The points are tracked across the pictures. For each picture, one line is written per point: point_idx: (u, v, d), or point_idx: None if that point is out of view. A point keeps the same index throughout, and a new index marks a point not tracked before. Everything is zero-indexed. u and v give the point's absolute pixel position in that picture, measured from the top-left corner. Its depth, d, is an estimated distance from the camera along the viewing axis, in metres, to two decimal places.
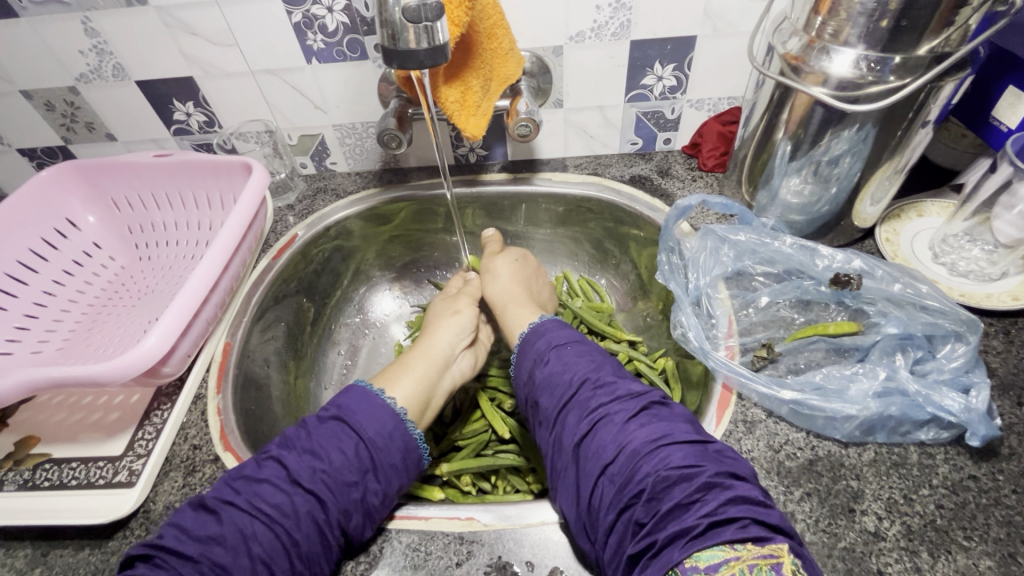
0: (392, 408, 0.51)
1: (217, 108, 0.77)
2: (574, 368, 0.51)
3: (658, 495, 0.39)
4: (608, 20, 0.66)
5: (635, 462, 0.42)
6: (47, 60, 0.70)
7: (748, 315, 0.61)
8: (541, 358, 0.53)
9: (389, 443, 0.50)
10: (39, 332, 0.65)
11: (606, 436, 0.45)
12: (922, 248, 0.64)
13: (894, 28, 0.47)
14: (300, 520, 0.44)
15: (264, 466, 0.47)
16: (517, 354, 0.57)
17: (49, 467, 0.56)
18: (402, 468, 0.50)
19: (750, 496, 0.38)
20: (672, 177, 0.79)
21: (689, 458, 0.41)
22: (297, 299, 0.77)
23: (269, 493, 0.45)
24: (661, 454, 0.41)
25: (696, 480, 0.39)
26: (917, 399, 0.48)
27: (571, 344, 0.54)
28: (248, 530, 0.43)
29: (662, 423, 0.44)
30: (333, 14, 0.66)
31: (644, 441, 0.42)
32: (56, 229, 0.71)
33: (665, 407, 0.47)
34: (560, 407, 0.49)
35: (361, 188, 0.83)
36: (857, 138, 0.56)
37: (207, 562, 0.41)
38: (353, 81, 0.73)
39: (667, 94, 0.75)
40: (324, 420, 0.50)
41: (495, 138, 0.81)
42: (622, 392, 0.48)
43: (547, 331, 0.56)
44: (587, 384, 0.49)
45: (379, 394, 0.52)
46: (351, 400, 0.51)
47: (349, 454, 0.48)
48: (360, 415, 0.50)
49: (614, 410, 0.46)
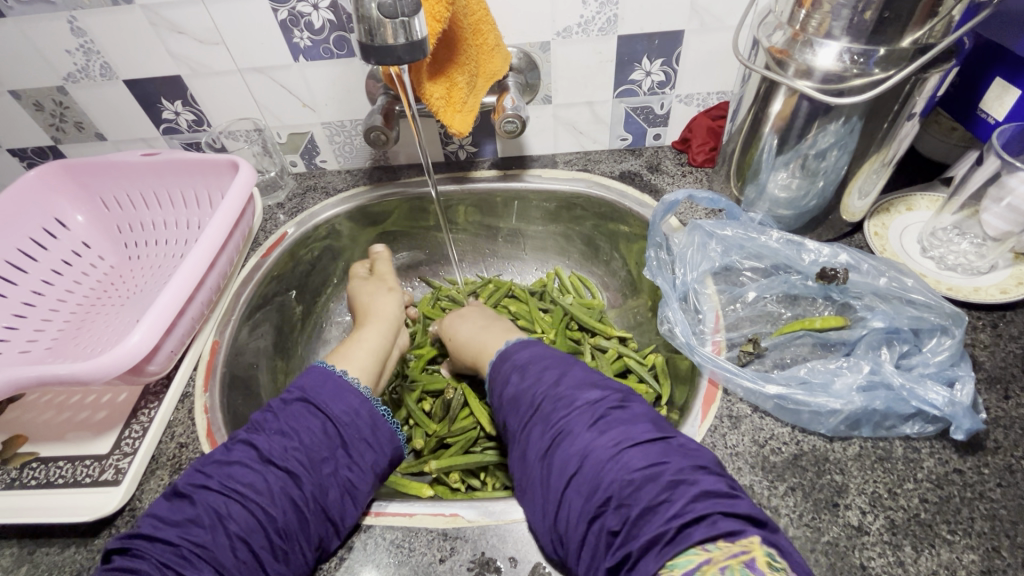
0: (354, 387, 0.54)
1: (205, 106, 0.77)
2: (535, 382, 0.50)
3: (627, 500, 0.39)
4: (595, 15, 0.66)
5: (597, 470, 0.41)
6: (34, 59, 0.70)
7: (735, 309, 0.61)
8: (506, 374, 0.53)
9: (355, 419, 0.52)
10: (28, 331, 0.65)
11: (565, 444, 0.44)
12: (911, 241, 0.64)
13: (877, 20, 0.47)
14: (275, 496, 0.45)
15: (235, 449, 0.48)
16: (491, 373, 0.57)
17: (36, 466, 0.56)
18: (373, 443, 0.52)
19: (713, 489, 0.38)
20: (661, 173, 0.79)
21: (650, 457, 0.41)
22: (286, 297, 0.77)
23: (242, 473, 0.46)
24: (623, 457, 0.41)
25: (660, 479, 0.39)
26: (902, 393, 0.48)
27: (538, 359, 0.53)
28: (223, 509, 0.44)
29: (621, 426, 0.44)
30: (319, 12, 0.66)
31: (605, 446, 0.42)
32: (45, 229, 0.72)
33: (623, 410, 0.46)
34: (523, 423, 0.49)
35: (351, 186, 0.83)
36: (843, 132, 0.56)
37: (185, 545, 0.41)
38: (341, 79, 0.73)
39: (656, 89, 0.75)
40: (288, 401, 0.52)
41: (485, 135, 0.81)
42: (580, 401, 0.46)
43: (520, 349, 0.55)
44: (545, 399, 0.48)
45: (341, 375, 0.55)
46: (313, 381, 0.53)
47: (317, 431, 0.49)
48: (322, 393, 0.52)
49: (570, 421, 0.45)
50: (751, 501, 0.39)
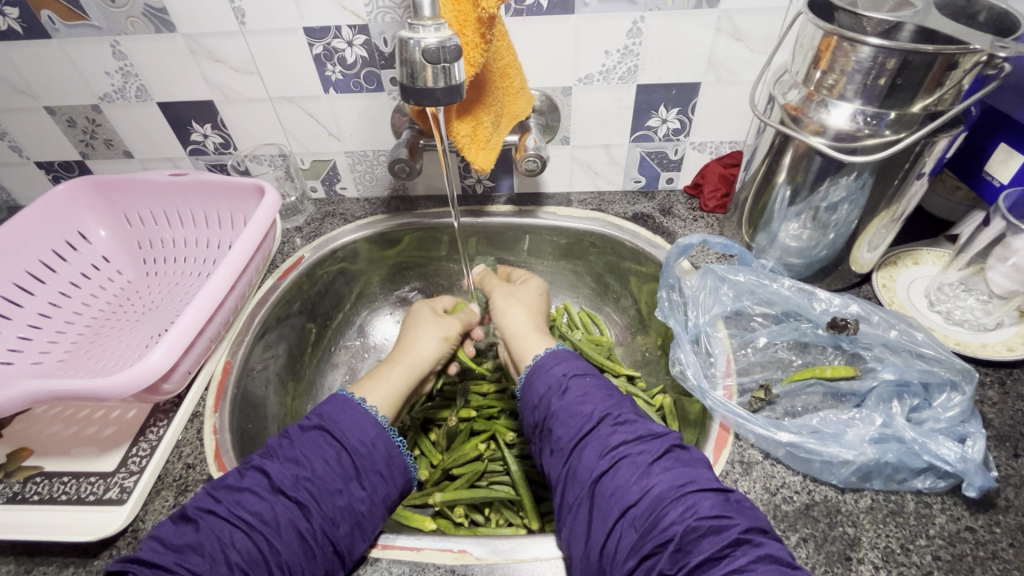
0: (369, 415, 0.54)
1: (234, 130, 0.79)
2: (594, 402, 0.50)
3: (686, 547, 0.39)
4: (616, 65, 0.69)
5: (660, 508, 0.42)
6: (74, 79, 0.73)
7: (745, 354, 0.62)
8: (557, 387, 0.53)
9: (370, 450, 0.51)
10: (42, 342, 0.66)
11: (629, 476, 0.44)
12: (919, 294, 0.66)
13: (889, 86, 0.49)
14: (282, 527, 0.45)
15: (246, 475, 0.48)
16: (526, 376, 0.56)
17: (39, 481, 0.55)
18: (386, 476, 0.51)
19: (778, 555, 0.38)
20: (673, 216, 0.81)
21: (717, 508, 0.41)
22: (300, 320, 0.77)
23: (251, 501, 0.46)
24: (687, 500, 0.41)
25: (726, 534, 0.39)
26: (913, 447, 0.48)
27: (589, 377, 0.54)
28: (227, 538, 0.43)
29: (685, 469, 0.44)
30: (353, 48, 0.69)
31: (670, 486, 0.43)
32: (67, 242, 0.73)
33: (684, 450, 0.47)
34: (575, 442, 0.48)
35: (369, 214, 0.85)
36: (854, 186, 0.58)
37: (183, 573, 0.40)
38: (367, 112, 0.75)
39: (670, 136, 0.77)
40: (305, 429, 0.52)
41: (502, 171, 0.83)
42: (644, 431, 0.48)
43: (565, 359, 0.56)
44: (608, 420, 0.49)
45: (359, 403, 0.54)
46: (332, 409, 0.53)
47: (331, 461, 0.49)
48: (339, 422, 0.52)
49: (635, 451, 0.46)
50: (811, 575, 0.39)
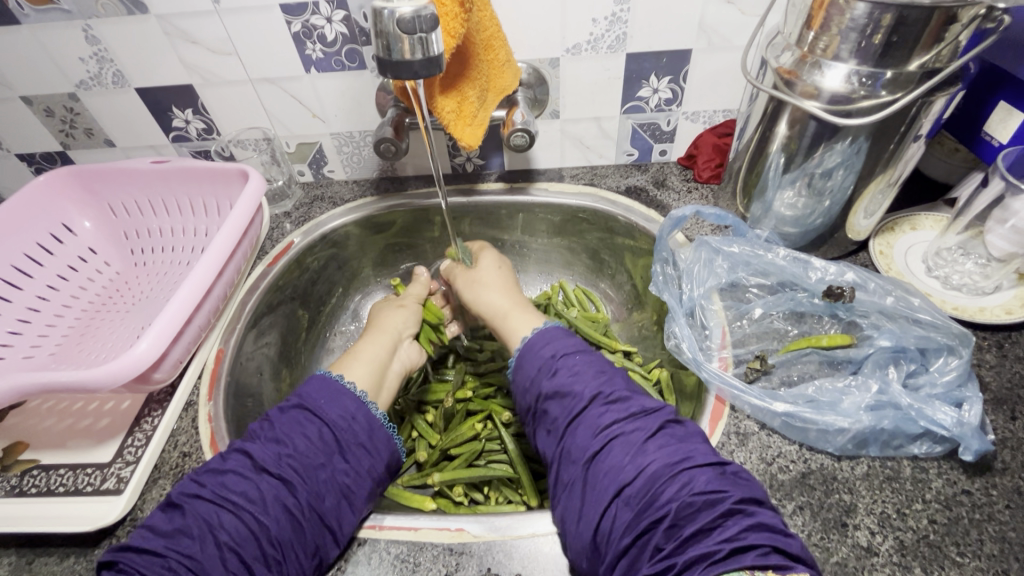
0: (350, 391, 0.53)
1: (216, 115, 0.78)
2: (585, 380, 0.50)
3: (681, 521, 0.39)
4: (604, 33, 0.67)
5: (656, 487, 0.41)
6: (48, 67, 0.71)
7: (741, 326, 0.61)
8: (547, 368, 0.52)
9: (351, 424, 0.51)
10: (33, 336, 0.65)
11: (623, 455, 0.44)
12: (916, 261, 0.65)
13: (885, 43, 0.48)
14: (268, 504, 0.45)
15: (230, 458, 0.48)
16: (516, 359, 0.56)
17: (37, 474, 0.55)
18: (370, 448, 0.52)
19: (770, 523, 0.38)
20: (667, 189, 0.79)
21: (713, 483, 0.41)
22: (292, 306, 0.76)
23: (235, 481, 0.46)
24: (682, 478, 0.41)
25: (719, 506, 0.39)
26: (909, 413, 0.48)
27: (575, 354, 0.53)
28: (214, 519, 0.43)
29: (680, 445, 0.44)
30: (332, 25, 0.66)
31: (664, 465, 0.42)
32: (52, 234, 0.72)
33: (679, 426, 0.47)
34: (568, 422, 0.49)
35: (358, 196, 0.83)
36: (849, 152, 0.57)
37: (172, 556, 0.41)
38: (351, 91, 0.74)
39: (663, 106, 0.76)
40: (285, 409, 0.52)
41: (492, 149, 0.81)
42: (637, 409, 0.47)
43: (553, 339, 0.55)
44: (599, 400, 0.49)
45: (337, 379, 0.54)
46: (310, 388, 0.53)
47: (313, 437, 0.49)
48: (318, 398, 0.52)
49: (629, 430, 0.46)
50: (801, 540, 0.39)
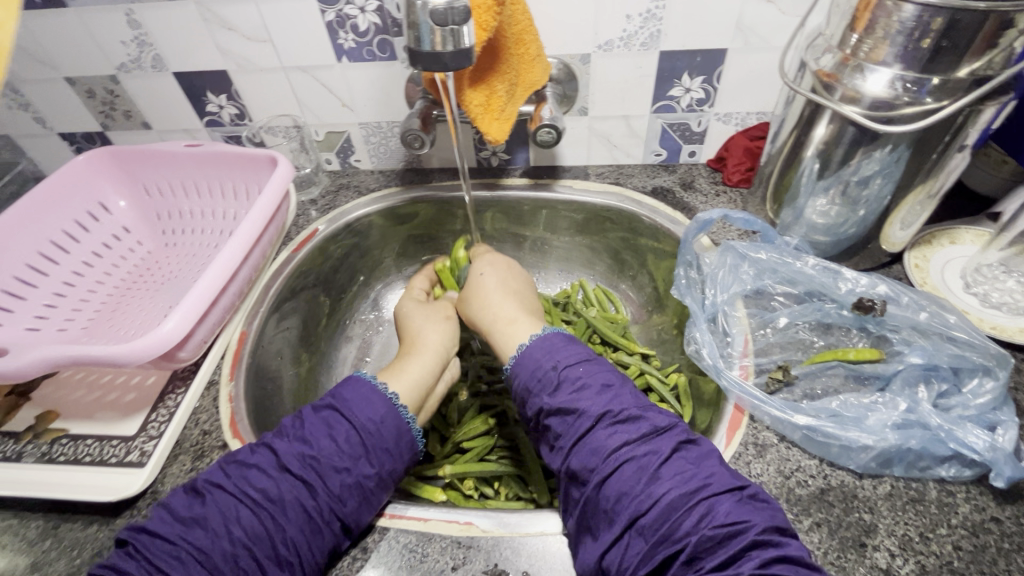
0: (381, 392, 0.53)
1: (248, 101, 0.79)
2: (590, 398, 0.49)
3: (700, 554, 0.39)
4: (638, 30, 0.66)
5: (673, 518, 0.41)
6: (91, 49, 0.73)
7: (765, 334, 0.59)
8: (548, 382, 0.51)
9: (380, 428, 0.51)
10: (67, 310, 0.68)
11: (634, 482, 0.43)
12: (953, 276, 0.62)
13: (933, 48, 0.46)
14: (287, 505, 0.45)
15: (257, 452, 0.49)
16: (512, 366, 0.55)
17: (66, 442, 0.57)
18: (394, 452, 0.51)
19: (794, 556, 0.38)
20: (695, 191, 0.78)
21: (734, 513, 0.40)
22: (314, 292, 0.78)
23: (258, 478, 0.46)
24: (701, 509, 0.41)
25: (742, 539, 0.39)
26: (939, 434, 0.46)
27: (579, 364, 0.52)
28: (232, 513, 0.44)
29: (697, 470, 0.43)
30: (365, 15, 0.67)
31: (682, 494, 0.42)
32: (88, 212, 0.74)
33: (693, 447, 0.46)
34: (574, 442, 0.48)
35: (384, 186, 0.84)
36: (889, 160, 0.55)
37: (184, 547, 0.42)
38: (380, 82, 0.74)
39: (694, 107, 0.74)
40: (318, 408, 0.52)
41: (518, 144, 0.81)
42: (647, 428, 0.47)
43: (554, 349, 0.53)
44: (606, 419, 0.47)
45: (371, 380, 0.54)
46: (347, 390, 0.53)
47: (340, 439, 0.49)
48: (350, 400, 0.52)
49: (643, 454, 0.45)
50: (825, 574, 0.39)
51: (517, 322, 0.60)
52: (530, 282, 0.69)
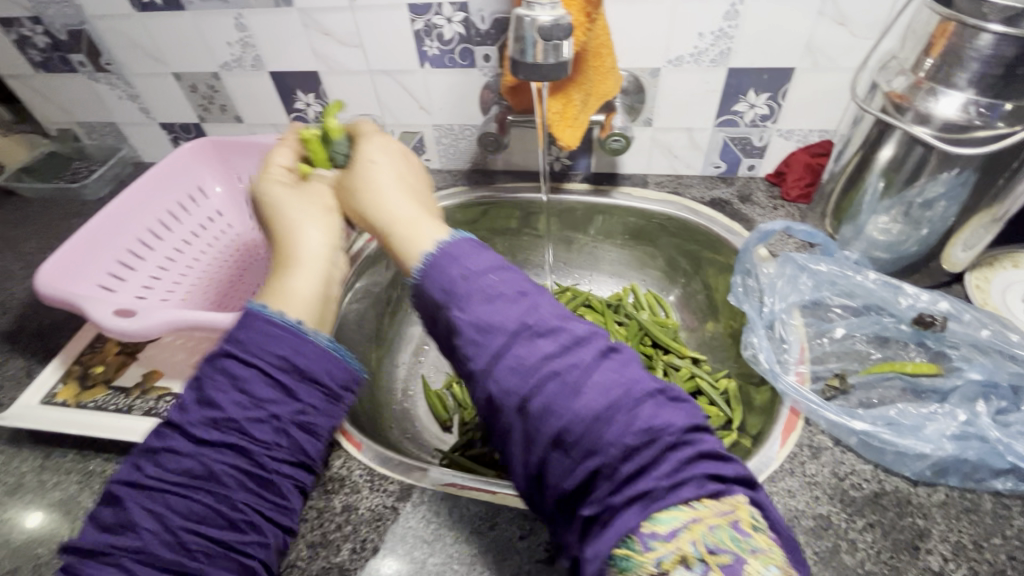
0: (276, 322, 0.46)
1: (333, 100, 0.85)
2: (505, 310, 0.39)
3: (621, 465, 0.34)
4: (709, 47, 0.69)
5: (598, 429, 0.34)
6: (200, 48, 0.81)
7: (821, 343, 0.62)
8: (455, 290, 0.41)
9: (282, 358, 0.45)
10: (168, 282, 0.74)
11: (558, 397, 0.36)
12: (1015, 299, 0.63)
13: (1009, 76, 0.48)
14: (218, 475, 0.41)
15: (162, 434, 0.43)
16: (415, 273, 0.44)
17: (170, 399, 0.63)
18: (322, 378, 0.47)
19: (706, 452, 0.35)
20: (752, 204, 0.80)
21: (655, 413, 0.35)
22: (383, 279, 0.83)
23: (173, 458, 0.42)
24: (625, 416, 0.35)
25: (659, 442, 0.34)
26: (997, 447, 0.48)
27: (499, 270, 0.42)
28: (162, 504, 0.40)
29: (618, 377, 0.36)
30: (451, 25, 0.72)
31: (604, 401, 0.35)
32: (189, 194, 0.81)
33: (608, 353, 0.38)
34: (487, 363, 0.38)
35: (452, 185, 0.89)
36: (954, 183, 0.56)
37: (125, 555, 0.39)
38: (457, 87, 0.79)
39: (757, 122, 0.77)
40: (212, 359, 0.44)
41: (581, 150, 0.85)
42: (546, 338, 0.38)
43: (457, 253, 0.43)
44: (523, 332, 0.38)
45: (266, 312, 0.47)
46: (234, 331, 0.46)
47: (257, 377, 0.44)
48: (247, 344, 0.44)
49: (558, 365, 0.37)
50: (739, 462, 0.37)
51: (419, 222, 0.49)
52: (429, 181, 0.58)
